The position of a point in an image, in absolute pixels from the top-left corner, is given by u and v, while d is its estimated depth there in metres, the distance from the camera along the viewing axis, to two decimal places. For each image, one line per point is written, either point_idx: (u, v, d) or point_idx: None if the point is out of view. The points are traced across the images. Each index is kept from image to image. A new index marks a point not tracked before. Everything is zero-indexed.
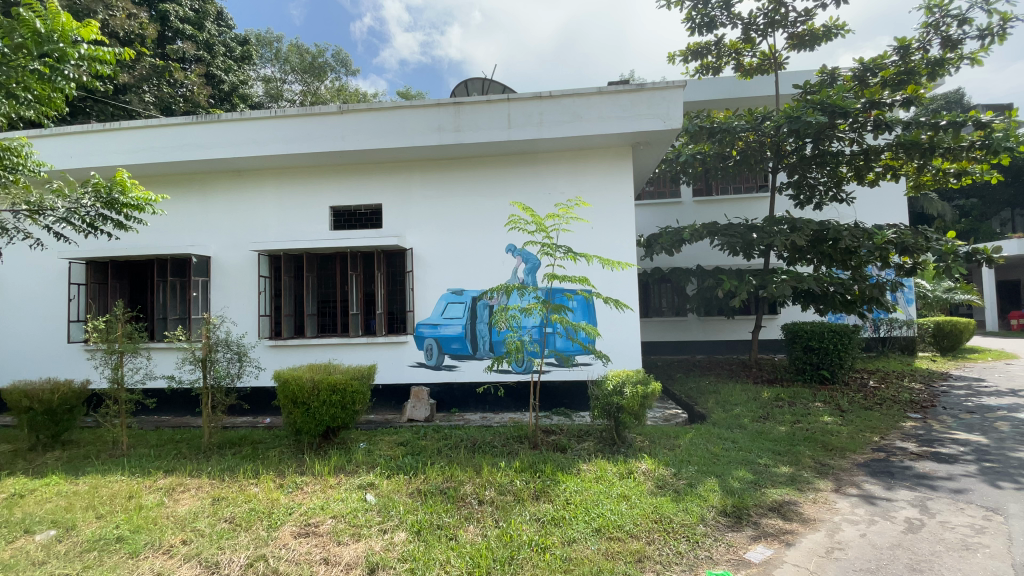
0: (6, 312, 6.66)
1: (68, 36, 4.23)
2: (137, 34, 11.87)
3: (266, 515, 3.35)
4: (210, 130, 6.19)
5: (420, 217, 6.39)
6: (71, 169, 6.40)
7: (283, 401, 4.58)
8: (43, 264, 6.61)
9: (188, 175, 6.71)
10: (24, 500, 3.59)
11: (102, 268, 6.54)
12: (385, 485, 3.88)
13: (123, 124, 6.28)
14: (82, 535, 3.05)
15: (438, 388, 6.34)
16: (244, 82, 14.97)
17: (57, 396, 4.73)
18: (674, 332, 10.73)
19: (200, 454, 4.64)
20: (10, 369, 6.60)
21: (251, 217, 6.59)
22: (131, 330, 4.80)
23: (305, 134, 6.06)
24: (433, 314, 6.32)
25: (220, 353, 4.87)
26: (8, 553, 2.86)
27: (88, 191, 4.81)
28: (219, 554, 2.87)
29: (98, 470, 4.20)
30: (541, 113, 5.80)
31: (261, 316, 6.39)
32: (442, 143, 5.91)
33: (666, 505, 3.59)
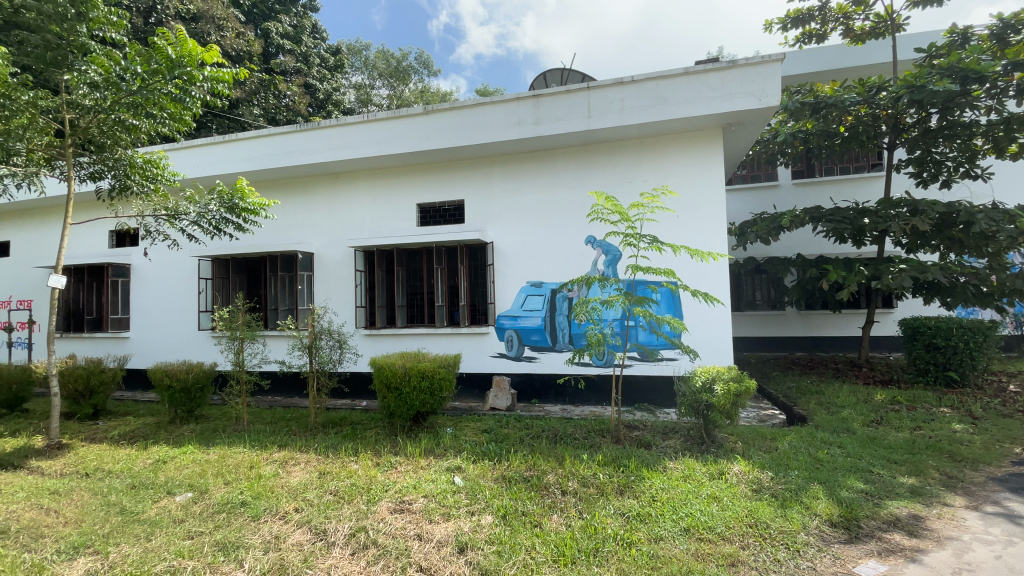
0: (150, 303, 7.72)
1: (194, 60, 4.80)
2: (245, 52, 13.20)
3: (365, 490, 3.61)
4: (311, 137, 6.72)
5: (501, 211, 6.49)
6: (199, 177, 7.26)
7: (378, 386, 4.90)
8: (178, 261, 7.58)
9: (293, 178, 7.35)
10: (168, 465, 4.15)
11: (225, 265, 7.37)
12: (472, 470, 4.01)
13: (239, 135, 7.00)
14: (214, 499, 3.46)
15: (519, 378, 6.44)
16: (337, 89, 16.03)
17: (191, 376, 5.42)
18: (769, 327, 9.99)
19: (307, 432, 5.09)
20: (155, 352, 7.66)
21: (347, 217, 7.08)
22: (248, 319, 5.35)
23: (393, 136, 6.39)
24: (513, 306, 6.41)
25: (323, 340, 5.30)
26: (155, 510, 3.32)
27: (214, 198, 5.45)
28: (327, 523, 3.13)
29: (224, 442, 4.75)
30: (622, 99, 5.63)
31: (358, 307, 6.88)
32: (522, 136, 5.93)
33: (763, 509, 3.38)
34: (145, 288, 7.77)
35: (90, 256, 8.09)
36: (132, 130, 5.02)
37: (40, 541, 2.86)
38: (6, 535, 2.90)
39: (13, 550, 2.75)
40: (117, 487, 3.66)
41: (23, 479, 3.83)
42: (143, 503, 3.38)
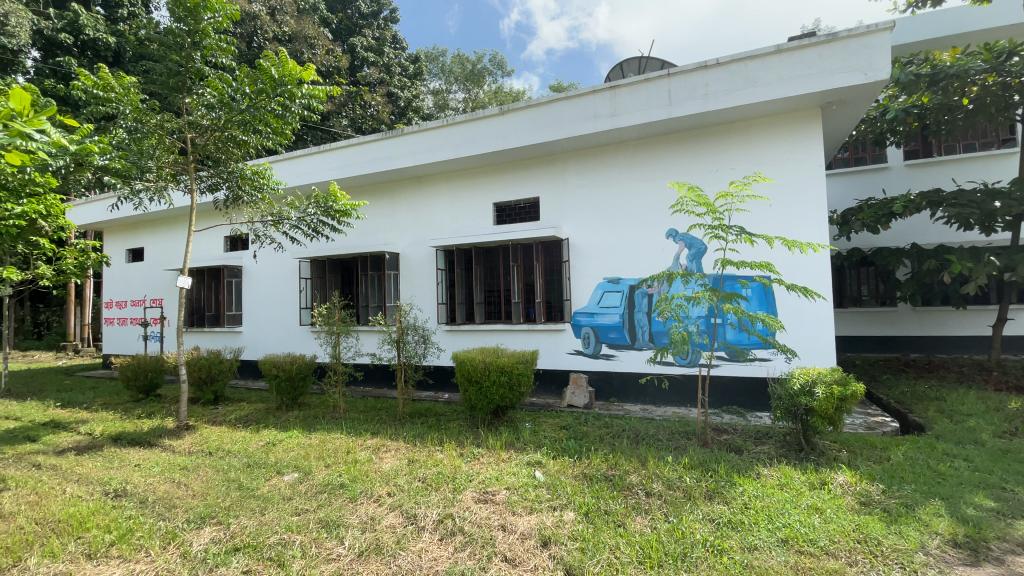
0: (258, 301, 8.55)
1: (294, 79, 5.27)
2: (335, 68, 14.19)
3: (451, 479, 3.75)
4: (395, 143, 7.08)
5: (577, 207, 6.44)
6: (297, 186, 7.91)
7: (460, 380, 5.06)
8: (281, 263, 8.33)
9: (379, 184, 7.79)
10: (276, 447, 4.57)
11: (320, 265, 7.98)
12: (553, 465, 4.02)
13: (331, 145, 7.54)
14: (316, 480, 3.77)
15: (597, 376, 6.36)
16: (416, 96, 16.70)
17: (294, 367, 5.93)
18: (876, 326, 9.05)
19: (396, 421, 5.38)
20: (263, 345, 8.48)
21: (428, 217, 7.39)
22: (342, 316, 5.76)
23: (470, 137, 6.56)
24: (590, 303, 6.33)
25: (409, 335, 5.59)
26: (268, 487, 3.67)
27: (312, 203, 5.91)
28: (417, 509, 3.29)
29: (324, 429, 5.14)
30: (706, 83, 5.36)
31: (439, 304, 7.15)
32: (598, 129, 5.84)
33: (873, 524, 3.07)
34: (254, 287, 8.62)
35: (208, 259, 9.10)
36: (243, 145, 5.58)
37: (174, 510, 3.21)
38: (147, 503, 3.32)
39: (153, 516, 3.12)
40: (235, 465, 4.08)
41: (160, 454, 4.38)
42: (258, 480, 3.74)
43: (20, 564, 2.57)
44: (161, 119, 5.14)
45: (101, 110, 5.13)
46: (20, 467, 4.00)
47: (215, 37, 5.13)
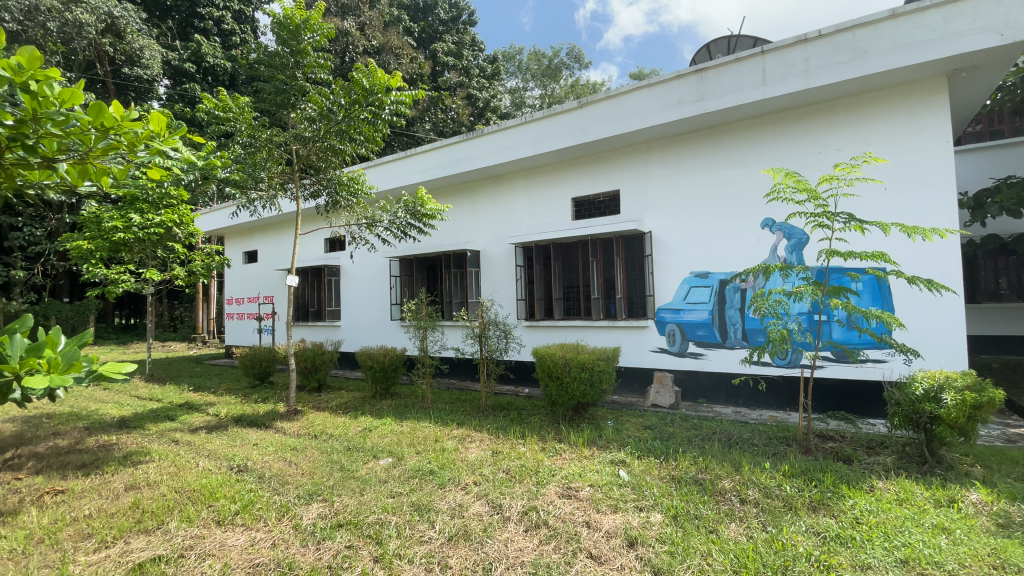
0: (354, 297, 9.22)
1: (383, 87, 5.61)
2: (418, 74, 14.86)
3: (534, 472, 3.80)
4: (476, 143, 7.28)
5: (661, 199, 6.21)
6: (387, 189, 8.40)
7: (541, 375, 5.10)
8: (373, 262, 8.91)
9: (461, 184, 8.05)
10: (372, 433, 4.91)
11: (408, 264, 8.43)
12: (637, 465, 3.93)
13: (417, 149, 7.91)
14: (408, 465, 3.99)
15: (684, 376, 6.11)
16: (494, 96, 16.97)
17: (387, 359, 6.33)
18: (1020, 324, 7.80)
19: (481, 413, 5.55)
20: (359, 338, 9.13)
21: (508, 215, 7.51)
22: (429, 311, 6.04)
23: (549, 133, 6.57)
24: (675, 299, 6.08)
25: (491, 330, 5.77)
26: (366, 469, 3.95)
27: (401, 206, 6.25)
28: (502, 499, 3.36)
29: (414, 417, 5.43)
30: (805, 59, 4.92)
31: (519, 300, 7.25)
32: (683, 116, 5.58)
33: (1015, 550, 2.66)
34: (350, 285, 9.30)
35: (310, 259, 9.93)
36: (339, 153, 6.01)
37: (286, 486, 3.56)
38: (264, 479, 3.70)
39: (269, 491, 3.47)
40: (338, 448, 4.44)
41: (274, 435, 4.88)
42: (357, 463, 4.04)
43: (165, 523, 2.95)
44: (271, 134, 5.68)
45: (222, 129, 5.77)
46: (164, 441, 4.63)
47: (314, 55, 5.57)
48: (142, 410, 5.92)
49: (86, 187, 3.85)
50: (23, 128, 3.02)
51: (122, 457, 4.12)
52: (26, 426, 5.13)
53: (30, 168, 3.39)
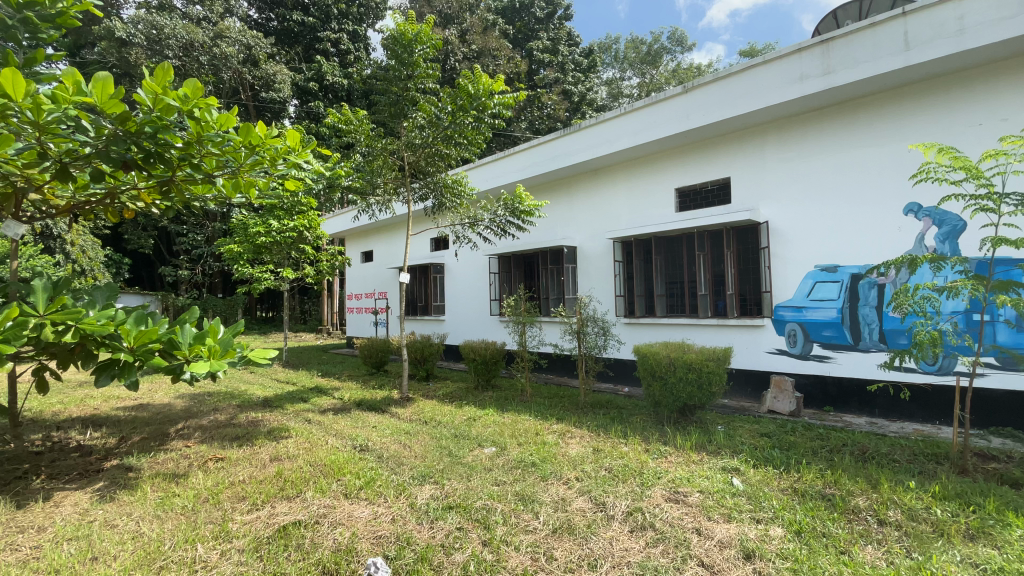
0: (457, 293, 9.67)
1: (487, 91, 5.84)
2: (516, 73, 15.14)
3: (638, 473, 3.71)
4: (574, 138, 7.24)
5: (777, 186, 5.71)
6: (488, 189, 8.67)
7: (643, 374, 4.96)
8: (475, 259, 9.26)
9: (560, 180, 8.06)
10: (477, 422, 5.12)
11: (507, 261, 8.64)
12: (753, 474, 3.67)
13: (516, 148, 8.06)
14: (512, 456, 4.10)
15: (806, 380, 5.57)
16: (590, 88, 16.73)
17: (489, 353, 6.56)
18: None
19: (580, 409, 5.54)
20: (462, 332, 9.57)
21: (607, 208, 7.37)
22: (528, 308, 6.15)
23: (651, 123, 6.33)
24: (796, 296, 5.55)
25: (590, 327, 5.70)
26: (473, 456, 4.14)
27: (501, 205, 6.42)
28: (606, 497, 3.33)
29: (515, 410, 5.57)
30: (962, 15, 4.21)
31: (618, 296, 7.10)
32: (805, 94, 5.07)
33: None
34: (453, 281, 9.76)
35: (418, 258, 10.59)
36: (445, 158, 6.35)
37: (401, 467, 3.85)
38: (382, 459, 4.04)
39: (388, 470, 3.78)
40: (446, 435, 4.70)
41: (390, 419, 5.30)
42: (463, 450, 4.24)
43: (303, 492, 3.33)
44: (386, 142, 6.14)
45: (344, 141, 6.35)
46: (299, 420, 5.23)
47: (424, 66, 5.93)
48: (281, 392, 6.74)
49: (238, 199, 4.49)
50: (192, 150, 3.60)
51: (266, 432, 4.73)
52: (194, 402, 6.09)
53: (195, 183, 4.03)
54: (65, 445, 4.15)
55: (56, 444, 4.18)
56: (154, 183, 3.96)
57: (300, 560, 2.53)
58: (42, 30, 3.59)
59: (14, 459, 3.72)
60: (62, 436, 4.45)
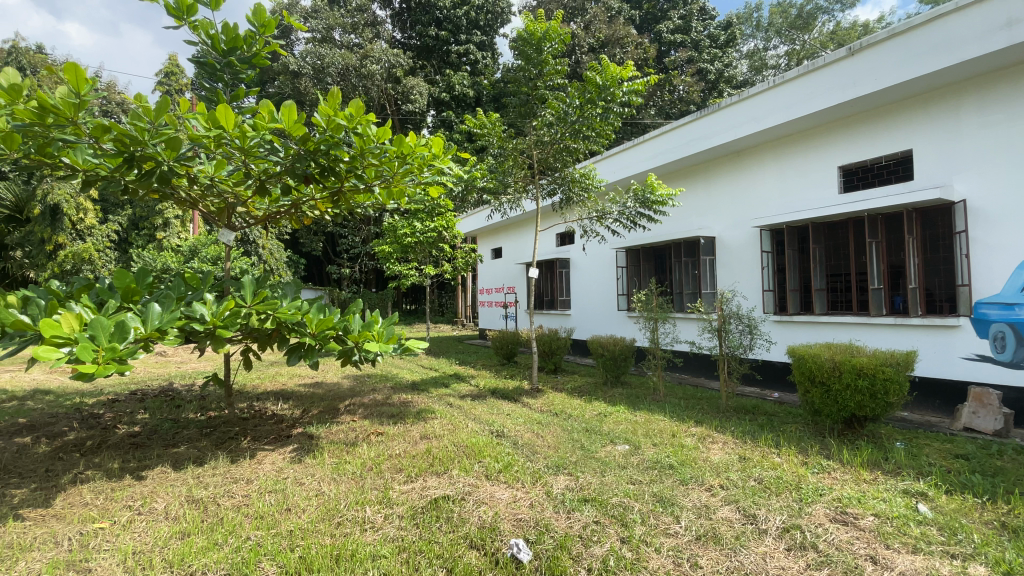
0: (584, 288, 9.63)
1: (616, 80, 5.75)
2: (645, 58, 14.62)
3: (794, 487, 3.35)
4: (713, 120, 6.75)
5: (976, 156, 4.68)
6: (616, 180, 8.47)
7: (799, 378, 4.46)
8: (601, 253, 9.13)
9: (697, 166, 7.56)
10: (608, 418, 5.07)
11: (637, 255, 8.37)
12: (945, 501, 3.07)
13: (648, 135, 7.75)
14: (647, 455, 3.98)
15: (1021, 395, 4.50)
16: (729, 64, 15.45)
17: (618, 349, 6.44)
18: None
19: (720, 412, 5.17)
20: (590, 326, 9.52)
21: (751, 194, 6.74)
22: (661, 303, 5.92)
23: (806, 94, 5.62)
24: (1005, 290, 4.49)
25: (732, 324, 5.29)
26: (606, 452, 4.09)
27: (631, 196, 6.24)
28: (756, 510, 3.06)
29: (647, 408, 5.39)
30: None
31: (765, 291, 6.46)
32: (1016, 41, 4.08)
33: None
34: (580, 276, 9.74)
35: (545, 253, 10.78)
36: (573, 152, 6.35)
37: (536, 455, 3.97)
38: (518, 445, 4.20)
39: (523, 456, 3.92)
40: (577, 428, 4.72)
41: (523, 409, 5.49)
42: (596, 445, 4.22)
43: (449, 470, 3.62)
44: (516, 142, 6.34)
45: (478, 144, 6.69)
46: (442, 404, 5.69)
47: (553, 63, 5.98)
48: (426, 377, 7.40)
49: (392, 205, 5.01)
50: (356, 162, 4.09)
51: (415, 413, 5.23)
52: (356, 383, 6.95)
53: (358, 192, 4.58)
54: (263, 413, 5.03)
55: (257, 412, 5.09)
56: (327, 195, 4.60)
57: (450, 532, 2.75)
58: (241, 71, 4.33)
59: (229, 423, 4.62)
60: (261, 406, 5.41)
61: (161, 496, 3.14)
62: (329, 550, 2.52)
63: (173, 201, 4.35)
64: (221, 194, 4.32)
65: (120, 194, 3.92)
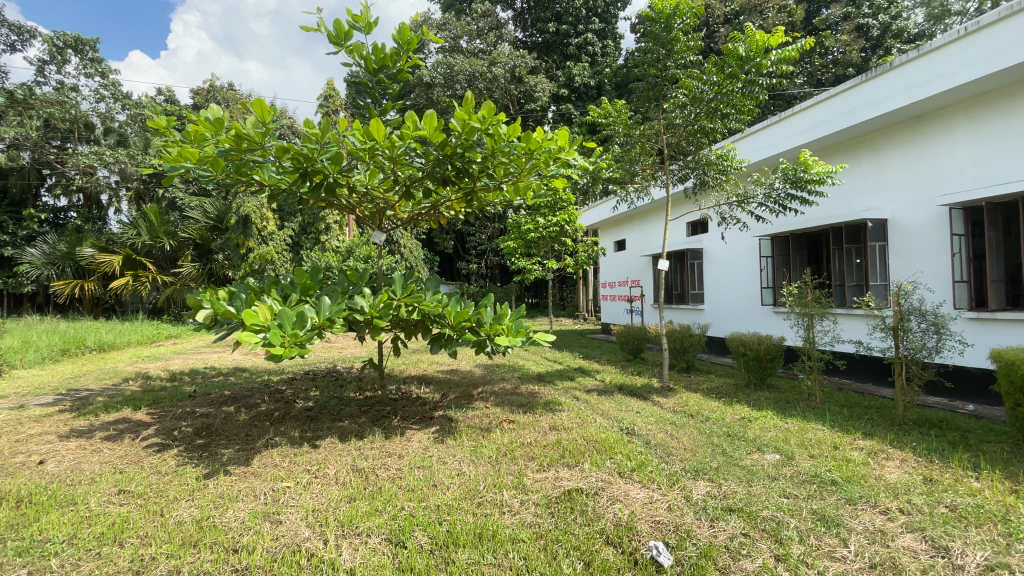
0: (720, 280, 8.94)
1: (762, 50, 5.26)
2: (790, 22, 13.19)
3: (1002, 520, 2.74)
4: (882, 83, 5.77)
5: None
6: (760, 160, 7.69)
7: (1007, 389, 3.62)
8: (740, 242, 8.39)
9: (861, 137, 6.53)
10: (752, 424, 4.64)
11: (785, 243, 7.57)
12: None
13: (798, 107, 6.90)
14: (802, 467, 3.56)
15: None
16: (898, 15, 13.28)
17: (763, 347, 5.86)
18: None
19: (896, 425, 4.43)
20: (727, 322, 8.81)
21: (934, 165, 5.62)
22: (818, 296, 5.28)
23: (1013, 39, 4.51)
24: None
25: (913, 322, 4.53)
26: (752, 460, 3.74)
27: (779, 176, 5.60)
28: (948, 541, 2.57)
29: (801, 415, 4.83)
30: None
31: (956, 282, 5.41)
32: None
33: None
34: (714, 267, 9.06)
35: (675, 244, 10.23)
36: (710, 133, 5.89)
37: (672, 457, 3.78)
38: (651, 445, 4.04)
39: (658, 457, 3.76)
40: (717, 432, 4.40)
41: (654, 407, 5.28)
42: (740, 451, 3.89)
43: (581, 463, 3.61)
44: (643, 129, 6.07)
45: (603, 134, 6.55)
46: (570, 396, 5.72)
47: (685, 40, 5.61)
48: (552, 369, 7.52)
49: (519, 201, 5.13)
50: (487, 161, 4.27)
51: (544, 403, 5.33)
52: (487, 372, 7.32)
53: (489, 190, 4.78)
54: (409, 396, 5.54)
55: (404, 395, 5.62)
56: (461, 194, 4.87)
57: (585, 525, 2.74)
58: (389, 86, 4.77)
59: (381, 403, 5.17)
60: (407, 389, 5.97)
61: (331, 464, 3.62)
62: (473, 527, 2.68)
63: (337, 208, 4.96)
64: (374, 199, 4.82)
65: (296, 203, 4.57)
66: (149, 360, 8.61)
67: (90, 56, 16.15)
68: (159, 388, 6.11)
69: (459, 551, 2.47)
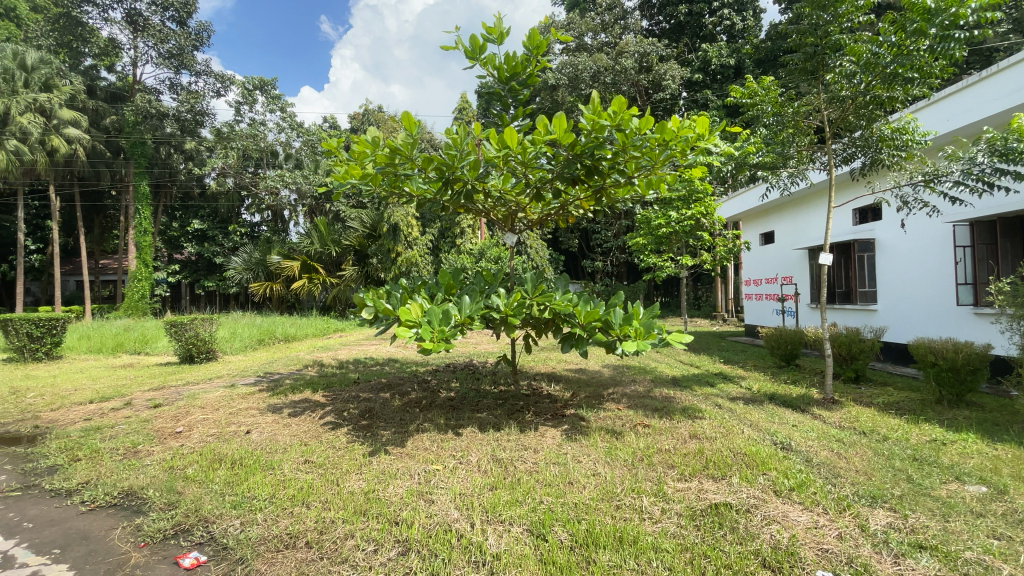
0: (896, 276, 7.63)
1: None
2: None
3: None
4: None
5: None
6: (952, 132, 6.36)
7: None
8: (926, 231, 7.05)
9: None
10: (947, 447, 3.86)
11: (990, 228, 6.23)
12: None
13: (1005, 61, 5.58)
14: (1020, 505, 2.87)
15: None
16: None
17: (960, 356, 4.85)
18: None
19: None
20: (908, 326, 7.47)
21: None
22: None
23: None
24: None
25: None
26: (946, 491, 3.12)
27: (983, 147, 4.56)
28: None
29: (1018, 442, 3.89)
30: None
31: None
32: None
33: None
34: (889, 261, 7.75)
35: (836, 235, 8.94)
36: (885, 103, 5.03)
37: (840, 479, 3.31)
38: (812, 463, 3.58)
39: (822, 477, 3.32)
40: (898, 454, 3.75)
41: (813, 421, 4.69)
42: (929, 479, 3.26)
43: (728, 476, 3.34)
44: (798, 106, 5.41)
45: (748, 116, 5.99)
46: (710, 403, 5.35)
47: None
48: (688, 373, 7.11)
49: (651, 195, 4.92)
50: (618, 157, 4.18)
51: (681, 409, 5.06)
52: (618, 372, 7.18)
53: (619, 186, 4.67)
54: (541, 392, 5.67)
55: (537, 391, 5.77)
56: (591, 192, 4.83)
57: (737, 543, 2.53)
58: (519, 92, 4.91)
59: (515, 397, 5.36)
60: (538, 385, 6.11)
61: (474, 451, 3.86)
62: (613, 530, 2.65)
63: (474, 213, 5.26)
64: (506, 203, 5.01)
65: (438, 210, 4.94)
66: (322, 350, 10.06)
67: (272, 94, 19.34)
68: (331, 373, 7.12)
69: (601, 552, 2.46)
